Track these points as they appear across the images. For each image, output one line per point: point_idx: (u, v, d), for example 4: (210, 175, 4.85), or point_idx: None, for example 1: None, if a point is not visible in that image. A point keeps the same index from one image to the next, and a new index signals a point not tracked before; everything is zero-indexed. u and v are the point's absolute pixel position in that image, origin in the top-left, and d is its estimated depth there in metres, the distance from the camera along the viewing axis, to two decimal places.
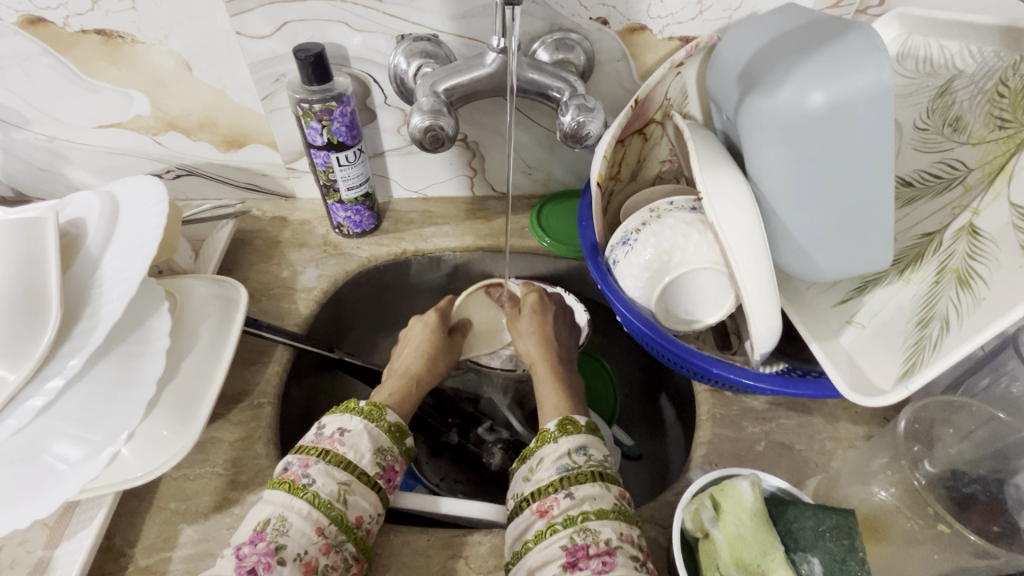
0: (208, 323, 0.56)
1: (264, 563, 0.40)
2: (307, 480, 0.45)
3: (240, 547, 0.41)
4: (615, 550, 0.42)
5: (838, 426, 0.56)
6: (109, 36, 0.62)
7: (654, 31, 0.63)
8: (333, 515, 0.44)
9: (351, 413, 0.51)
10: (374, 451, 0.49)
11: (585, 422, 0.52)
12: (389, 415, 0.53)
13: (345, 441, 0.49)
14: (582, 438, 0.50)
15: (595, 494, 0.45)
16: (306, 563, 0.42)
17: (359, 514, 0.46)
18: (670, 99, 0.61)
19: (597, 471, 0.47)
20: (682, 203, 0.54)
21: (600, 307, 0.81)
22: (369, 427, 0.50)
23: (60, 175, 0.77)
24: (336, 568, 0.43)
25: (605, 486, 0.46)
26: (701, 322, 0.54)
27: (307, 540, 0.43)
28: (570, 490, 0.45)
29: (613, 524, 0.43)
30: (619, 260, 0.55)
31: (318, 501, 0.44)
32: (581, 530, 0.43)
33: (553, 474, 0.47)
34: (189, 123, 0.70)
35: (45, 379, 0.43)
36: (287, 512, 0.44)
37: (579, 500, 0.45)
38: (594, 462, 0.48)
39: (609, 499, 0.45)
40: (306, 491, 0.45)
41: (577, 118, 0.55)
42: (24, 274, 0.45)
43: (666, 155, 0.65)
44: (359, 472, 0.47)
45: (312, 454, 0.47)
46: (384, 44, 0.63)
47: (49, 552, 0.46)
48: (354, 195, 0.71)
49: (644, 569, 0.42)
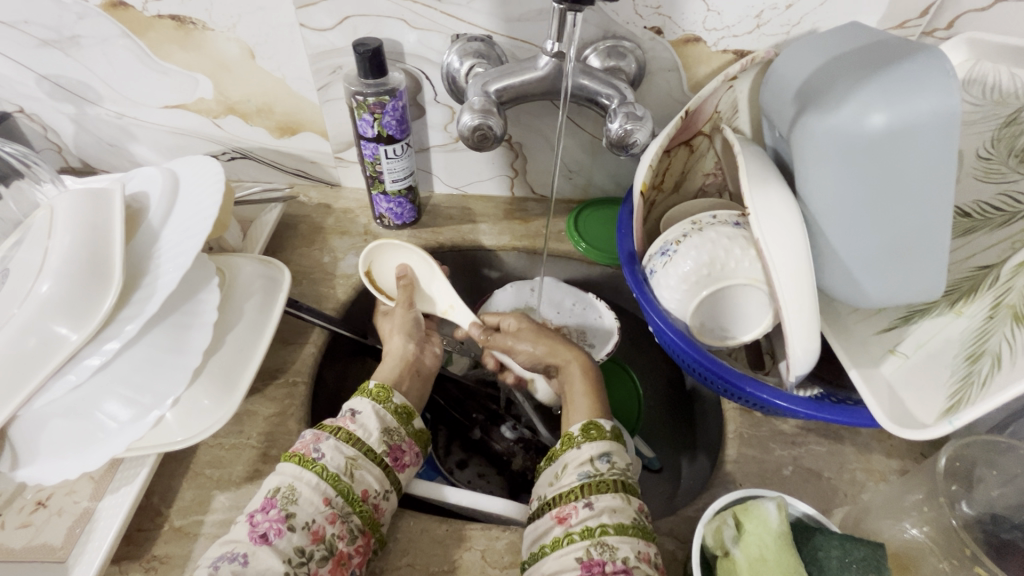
0: (252, 301, 0.57)
1: (276, 529, 0.43)
2: (317, 454, 0.47)
3: (253, 515, 0.44)
4: (631, 570, 0.42)
5: (871, 457, 0.55)
6: (182, 22, 0.65)
7: (709, 43, 0.63)
8: (340, 488, 0.46)
9: (362, 396, 0.54)
10: (381, 430, 0.52)
11: (610, 429, 0.52)
12: (396, 397, 0.55)
13: (356, 420, 0.51)
14: (605, 445, 0.50)
15: (615, 506, 0.45)
16: (314, 532, 0.44)
17: (365, 489, 0.48)
18: (721, 112, 0.60)
19: (619, 480, 0.47)
20: (726, 217, 0.54)
21: (631, 317, 0.82)
22: (376, 408, 0.53)
23: (125, 150, 0.81)
24: (343, 538, 0.45)
25: (626, 499, 0.46)
26: (735, 340, 0.54)
27: (314, 510, 0.45)
28: (590, 500, 0.46)
29: (631, 542, 0.43)
30: (657, 270, 0.55)
31: (326, 474, 0.46)
32: (598, 544, 0.43)
33: (574, 481, 0.48)
34: (247, 108, 0.73)
35: (104, 340, 0.46)
36: (297, 482, 0.46)
37: (598, 511, 0.45)
38: (616, 471, 0.48)
39: (629, 513, 0.45)
40: (315, 464, 0.47)
41: (625, 126, 0.56)
42: (91, 242, 0.48)
43: (711, 169, 0.65)
44: (366, 448, 0.50)
45: (325, 430, 0.50)
46: (439, 42, 0.65)
47: (93, 504, 0.48)
48: (398, 187, 0.72)
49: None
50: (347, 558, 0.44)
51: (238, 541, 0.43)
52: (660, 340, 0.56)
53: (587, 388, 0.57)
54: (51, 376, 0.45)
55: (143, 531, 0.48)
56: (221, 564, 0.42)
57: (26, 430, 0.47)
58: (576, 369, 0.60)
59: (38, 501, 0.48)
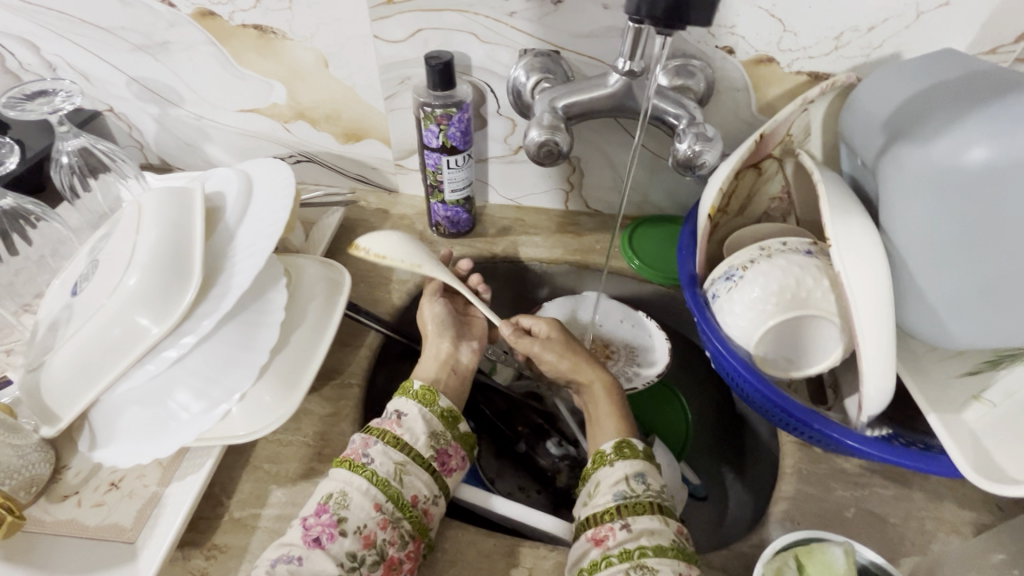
0: (315, 303, 0.59)
1: (328, 533, 0.44)
2: (366, 459, 0.48)
3: (306, 518, 0.45)
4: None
5: (942, 506, 0.52)
6: (264, 31, 0.68)
7: (782, 64, 0.62)
8: (390, 493, 0.47)
9: (408, 396, 0.54)
10: (428, 434, 0.52)
11: (643, 448, 0.51)
12: (443, 400, 0.55)
13: (402, 423, 0.52)
14: (639, 464, 0.49)
15: (653, 528, 0.45)
16: (364, 536, 0.44)
17: (414, 494, 0.48)
18: (792, 135, 0.58)
19: (655, 502, 0.46)
20: (797, 245, 0.52)
21: (681, 338, 0.80)
22: (423, 412, 0.53)
23: (199, 150, 0.84)
24: (393, 543, 0.45)
25: (664, 521, 0.45)
26: (800, 372, 0.52)
27: (365, 514, 0.45)
28: (626, 522, 0.45)
29: (671, 564, 0.43)
30: (719, 295, 0.54)
31: (376, 480, 0.47)
32: (638, 567, 0.42)
33: (609, 501, 0.47)
34: (316, 114, 0.76)
35: (182, 334, 0.49)
36: (348, 487, 0.47)
37: (636, 533, 0.44)
38: (652, 492, 0.47)
39: (667, 536, 0.44)
40: (365, 468, 0.47)
41: (694, 146, 0.55)
42: (174, 239, 0.51)
43: (777, 192, 0.63)
44: (415, 453, 0.50)
45: (373, 434, 0.50)
46: (507, 56, 0.65)
47: (161, 489, 0.50)
48: (456, 197, 0.73)
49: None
50: (398, 563, 0.45)
51: (292, 544, 0.44)
52: (717, 364, 0.55)
53: (611, 409, 0.57)
54: (132, 364, 0.48)
55: (205, 518, 0.50)
56: (277, 566, 0.43)
57: (107, 413, 0.50)
58: (601, 389, 0.59)
59: (111, 482, 0.50)
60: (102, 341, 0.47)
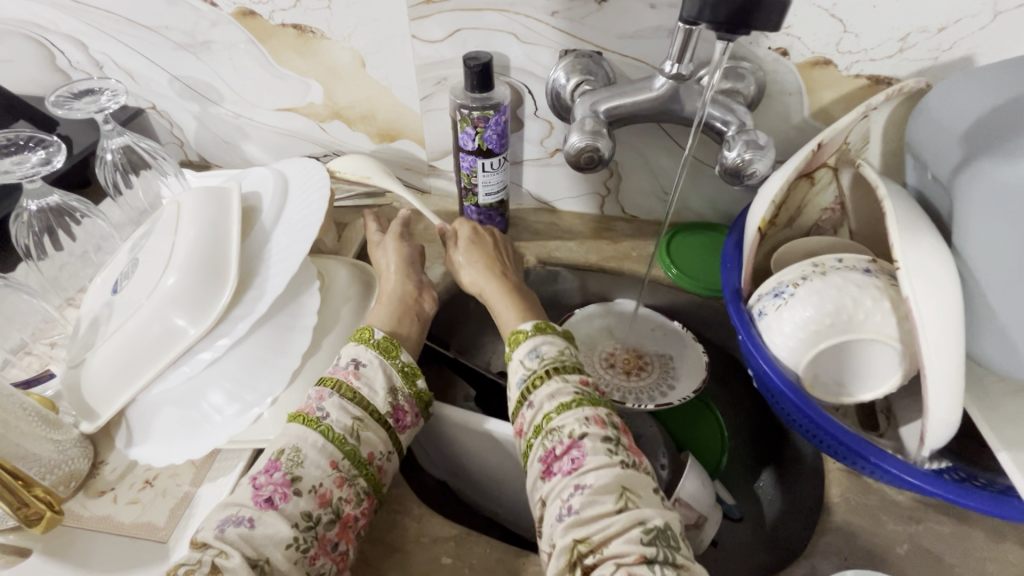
0: (348, 307, 0.59)
1: (281, 493, 0.44)
2: (321, 413, 0.48)
3: (256, 477, 0.45)
4: (581, 440, 0.44)
5: (1005, 548, 0.48)
6: (303, 30, 0.68)
7: (839, 67, 0.58)
8: (346, 451, 0.47)
9: (368, 347, 0.53)
10: (387, 390, 0.51)
11: (533, 326, 0.54)
12: (405, 355, 0.54)
13: (359, 374, 0.51)
14: (532, 343, 0.52)
15: (554, 391, 0.48)
16: (320, 496, 0.45)
17: (370, 450, 0.49)
18: (850, 144, 0.55)
19: (551, 368, 0.50)
20: (854, 262, 0.49)
21: (718, 350, 0.77)
22: (382, 363, 0.52)
23: (237, 148, 0.85)
24: (349, 501, 0.46)
25: (563, 381, 0.49)
26: (851, 397, 0.49)
27: (321, 473, 0.45)
28: (530, 400, 0.49)
29: (575, 414, 0.46)
30: (766, 312, 0.51)
31: (331, 436, 0.47)
32: (548, 434, 0.46)
33: (516, 391, 0.51)
34: (352, 114, 0.76)
35: (217, 336, 0.49)
36: (301, 444, 0.46)
37: (540, 406, 0.48)
38: (547, 360, 0.51)
39: (568, 391, 0.48)
40: (320, 424, 0.47)
41: (745, 155, 0.52)
42: (210, 241, 0.51)
43: (829, 203, 0.59)
44: (371, 409, 0.50)
45: (327, 387, 0.50)
46: (546, 57, 0.64)
47: (193, 489, 0.50)
48: (490, 200, 0.72)
49: (617, 458, 0.44)
50: (353, 521, 0.46)
51: (242, 505, 0.44)
52: (761, 383, 0.53)
53: (511, 305, 0.59)
54: (168, 366, 0.48)
55: None
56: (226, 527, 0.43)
57: (142, 412, 0.50)
58: (496, 291, 0.61)
59: (146, 479, 0.51)
60: (140, 342, 0.48)
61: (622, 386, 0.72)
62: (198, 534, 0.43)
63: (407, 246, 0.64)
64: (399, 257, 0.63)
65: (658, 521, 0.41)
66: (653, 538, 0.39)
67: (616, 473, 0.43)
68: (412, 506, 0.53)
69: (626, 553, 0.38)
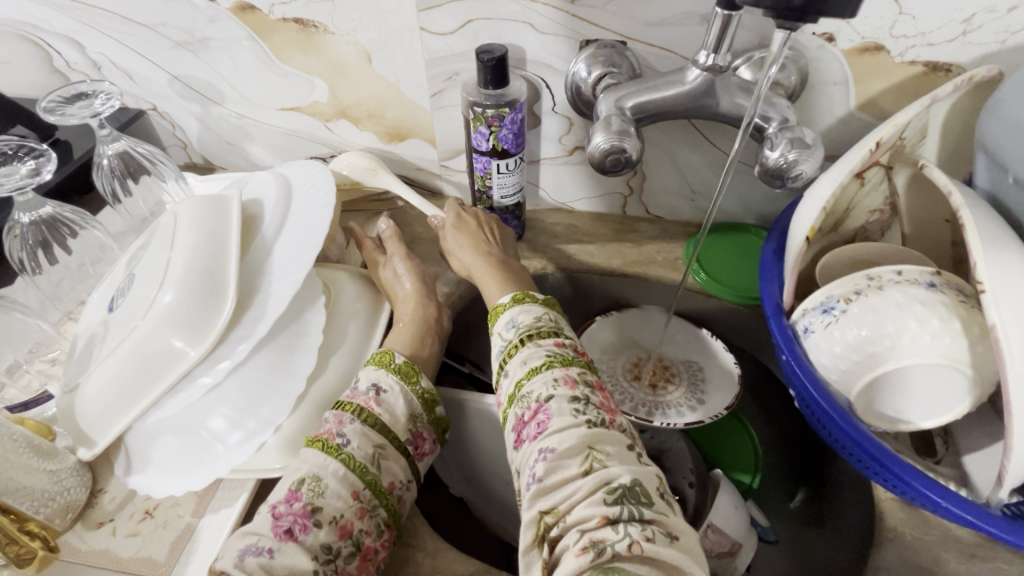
0: (355, 322, 0.55)
1: (301, 524, 0.40)
2: (342, 440, 0.44)
3: (275, 506, 0.41)
4: (548, 402, 0.43)
5: None
6: (305, 24, 0.64)
7: (892, 53, 0.52)
8: (367, 480, 0.44)
9: (388, 371, 0.50)
10: (407, 416, 0.48)
11: (511, 298, 0.53)
12: (425, 380, 0.51)
13: (380, 401, 0.47)
14: (510, 313, 0.51)
15: (527, 357, 0.47)
16: (341, 527, 0.41)
17: (391, 480, 0.46)
18: (905, 140, 0.49)
19: (524, 335, 0.48)
20: (915, 275, 0.43)
21: (749, 360, 0.72)
22: (403, 388, 0.49)
23: (241, 149, 0.82)
24: (370, 533, 0.43)
25: (536, 347, 0.47)
26: (909, 426, 0.44)
27: (343, 504, 0.42)
28: (505, 370, 0.47)
29: (545, 378, 0.44)
30: (814, 330, 0.46)
31: (352, 464, 0.44)
32: (520, 402, 0.44)
33: (495, 362, 0.49)
34: (359, 112, 0.72)
35: (216, 360, 0.46)
36: (322, 472, 0.43)
37: (513, 374, 0.46)
38: (521, 329, 0.49)
39: (541, 355, 0.46)
40: (340, 452, 0.44)
41: (789, 155, 0.47)
42: (208, 255, 0.48)
43: (877, 205, 0.54)
44: (392, 435, 0.47)
45: (348, 412, 0.46)
46: (566, 49, 0.59)
47: (195, 520, 0.47)
48: (506, 203, 0.67)
49: (584, 419, 0.42)
50: (373, 553, 0.43)
51: (262, 535, 0.40)
52: (803, 404, 0.48)
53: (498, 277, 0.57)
54: (165, 393, 0.45)
55: None
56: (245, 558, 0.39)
57: (141, 439, 0.47)
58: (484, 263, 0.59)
59: (145, 510, 0.48)
60: (135, 366, 0.45)
61: (648, 399, 0.67)
62: (215, 563, 0.39)
63: (418, 262, 0.61)
64: (413, 275, 0.59)
65: (625, 479, 0.38)
66: (618, 497, 0.37)
67: (581, 433, 0.41)
68: (426, 538, 0.49)
69: (589, 518, 0.37)
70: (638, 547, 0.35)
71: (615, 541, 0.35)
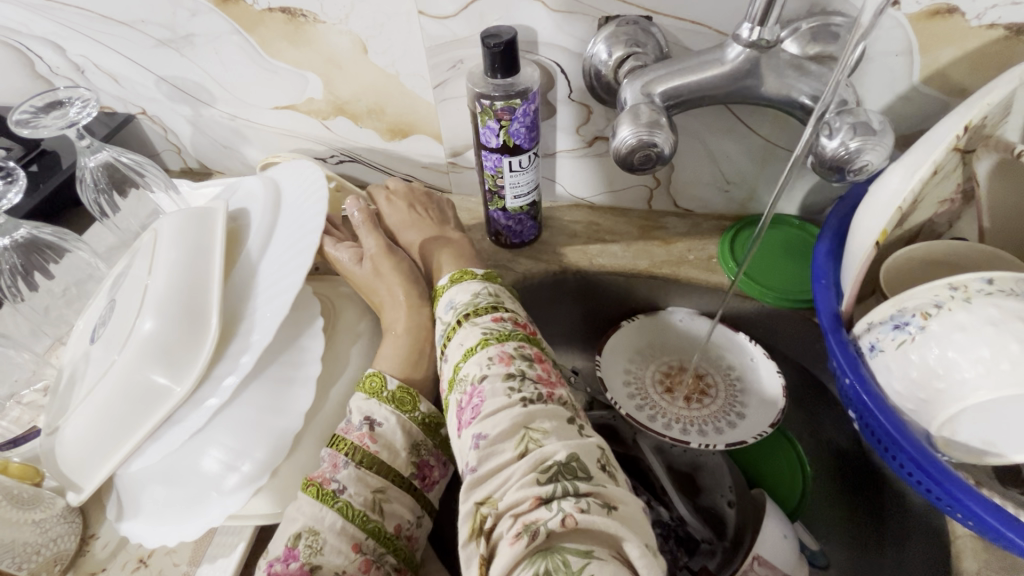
0: (359, 346, 0.51)
1: None
2: (337, 486, 0.39)
3: (270, 565, 0.36)
4: (481, 383, 0.38)
5: None
6: (293, 14, 0.58)
7: (967, 15, 0.44)
8: (369, 528, 0.39)
9: (381, 401, 0.43)
10: (408, 448, 0.43)
11: (455, 275, 0.50)
12: (424, 405, 0.45)
13: (377, 437, 0.42)
14: (452, 293, 0.48)
15: (464, 337, 0.43)
16: None
17: (397, 522, 0.41)
18: (987, 119, 0.41)
19: (463, 316, 0.45)
20: (1009, 284, 0.36)
21: (791, 366, 0.65)
22: (401, 420, 0.43)
23: (238, 153, 0.77)
24: None
25: (473, 324, 0.43)
26: (1001, 458, 0.35)
27: (343, 559, 0.37)
28: (445, 353, 0.43)
29: (479, 357, 0.40)
30: (882, 351, 0.40)
31: (351, 514, 0.39)
32: (459, 387, 0.40)
33: (437, 347, 0.46)
34: (357, 109, 0.66)
35: (202, 398, 0.41)
36: (318, 525, 0.38)
37: (451, 358, 0.43)
38: (461, 307, 0.46)
39: (477, 334, 0.42)
40: (336, 500, 0.39)
41: (851, 143, 0.40)
42: (190, 278, 0.44)
43: (950, 194, 0.46)
44: (393, 475, 0.41)
45: (341, 451, 0.41)
46: (582, 28, 0.52)
47: (191, 569, 0.44)
48: (520, 203, 0.61)
49: (519, 397, 0.37)
50: None
51: None
52: (865, 429, 0.42)
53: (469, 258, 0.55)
54: (147, 437, 0.41)
55: None
56: None
57: (130, 485, 0.44)
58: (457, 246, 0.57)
59: (140, 558, 0.45)
60: (112, 407, 0.41)
61: (683, 415, 0.61)
62: None
63: (403, 259, 0.55)
64: (400, 276, 0.54)
65: (562, 456, 0.34)
66: (553, 475, 0.33)
67: (516, 413, 0.36)
68: None
69: (522, 501, 0.32)
70: (572, 520, 0.30)
71: (548, 519, 0.31)
